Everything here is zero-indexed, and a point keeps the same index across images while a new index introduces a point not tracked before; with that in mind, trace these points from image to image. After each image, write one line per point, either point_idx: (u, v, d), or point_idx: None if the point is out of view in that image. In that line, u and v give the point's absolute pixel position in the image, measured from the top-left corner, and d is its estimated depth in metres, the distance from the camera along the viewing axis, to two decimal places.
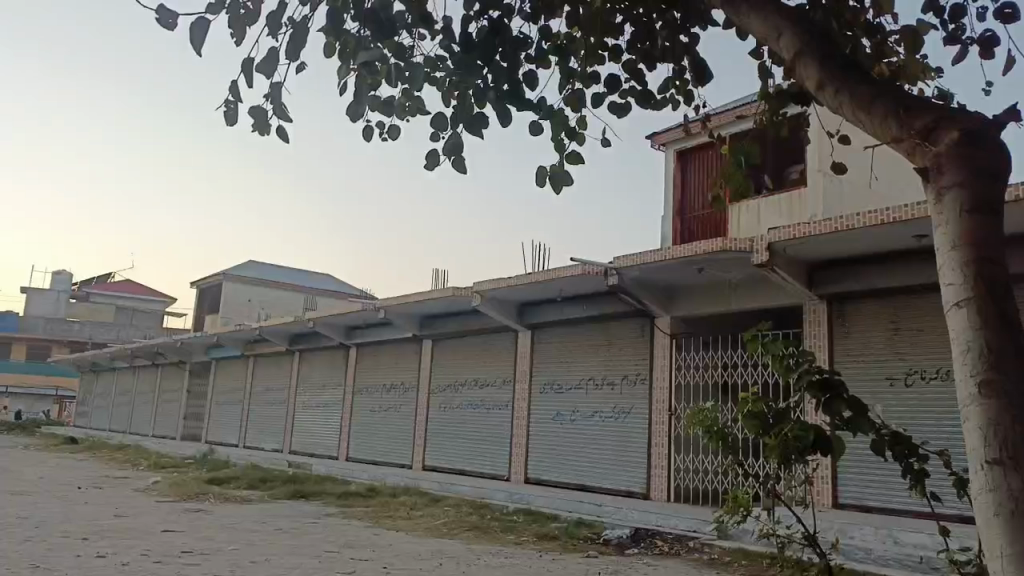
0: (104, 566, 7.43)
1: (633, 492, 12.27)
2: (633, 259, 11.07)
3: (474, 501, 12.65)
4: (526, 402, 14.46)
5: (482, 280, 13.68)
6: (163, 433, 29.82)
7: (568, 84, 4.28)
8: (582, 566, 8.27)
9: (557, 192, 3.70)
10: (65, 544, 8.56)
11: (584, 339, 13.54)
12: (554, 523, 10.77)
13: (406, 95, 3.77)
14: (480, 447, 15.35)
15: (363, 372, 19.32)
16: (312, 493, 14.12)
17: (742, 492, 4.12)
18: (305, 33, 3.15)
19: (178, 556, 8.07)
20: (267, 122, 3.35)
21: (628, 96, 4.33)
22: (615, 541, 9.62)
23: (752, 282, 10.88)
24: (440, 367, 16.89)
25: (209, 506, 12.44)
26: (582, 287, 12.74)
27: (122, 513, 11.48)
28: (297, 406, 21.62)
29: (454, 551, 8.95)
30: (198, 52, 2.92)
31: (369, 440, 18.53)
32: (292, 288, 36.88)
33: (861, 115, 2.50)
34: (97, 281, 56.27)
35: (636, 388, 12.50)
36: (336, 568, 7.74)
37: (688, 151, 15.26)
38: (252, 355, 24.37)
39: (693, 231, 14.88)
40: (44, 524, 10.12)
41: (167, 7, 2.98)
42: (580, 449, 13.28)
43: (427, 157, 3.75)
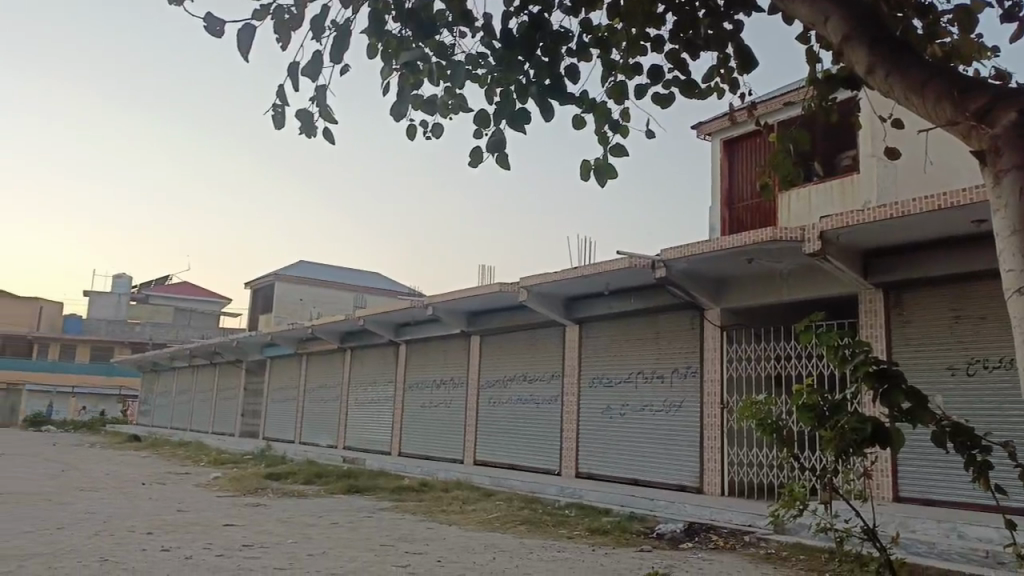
0: (168, 559, 7.67)
1: (686, 486, 12.15)
2: (681, 251, 10.96)
3: (525, 496, 12.71)
4: (575, 396, 14.45)
5: (528, 275, 13.73)
6: (221, 429, 30.64)
7: (609, 75, 4.26)
8: (636, 560, 8.24)
9: (601, 184, 3.70)
10: (131, 538, 8.88)
11: (633, 333, 13.46)
12: (607, 518, 10.75)
13: (449, 93, 3.80)
14: (530, 441, 15.40)
15: (412, 368, 19.56)
16: (366, 488, 14.36)
17: (797, 485, 4.06)
18: (348, 35, 3.20)
19: (239, 550, 8.30)
20: (313, 124, 3.42)
21: (671, 86, 4.29)
22: (668, 535, 9.57)
23: (804, 271, 10.66)
24: (489, 362, 16.98)
25: (266, 501, 12.76)
26: (628, 280, 12.68)
27: (185, 507, 11.87)
28: (350, 403, 21.99)
29: (507, 544, 9.01)
30: (245, 57, 3.01)
31: (420, 435, 18.75)
32: (341, 287, 37.51)
33: (914, 98, 2.44)
34: (156, 284, 58.05)
35: (686, 381, 12.38)
36: (391, 561, 7.87)
37: (734, 140, 15.02)
38: (305, 353, 24.87)
39: (742, 220, 14.66)
40: (111, 519, 10.50)
41: (215, 15, 3.07)
42: (630, 443, 13.22)
43: (471, 154, 3.78)
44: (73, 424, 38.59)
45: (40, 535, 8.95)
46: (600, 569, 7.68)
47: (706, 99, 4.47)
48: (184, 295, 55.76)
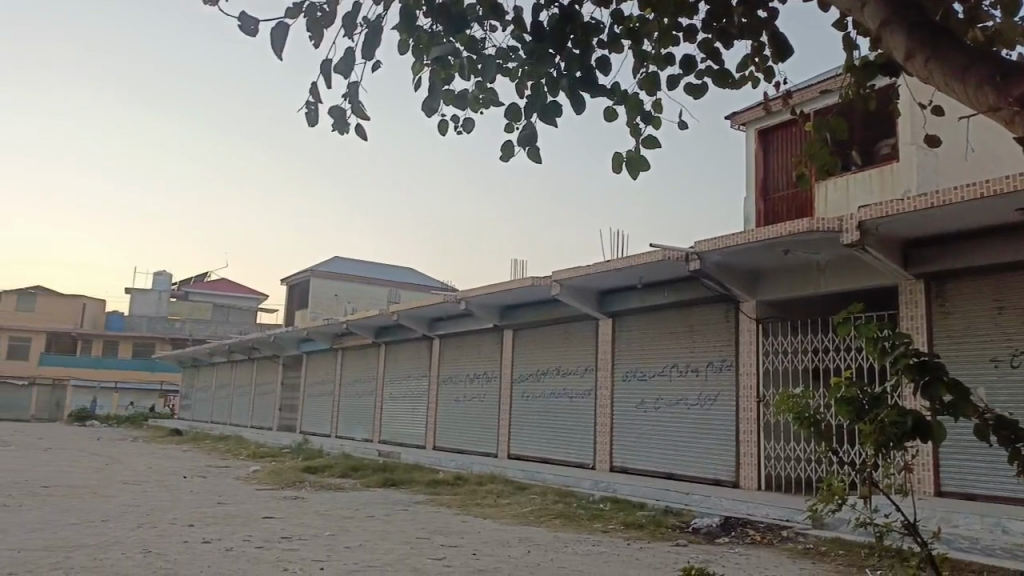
0: (209, 551, 7.83)
1: (722, 481, 12.05)
2: (715, 243, 10.84)
3: (559, 490, 12.73)
4: (609, 390, 14.41)
5: (560, 269, 13.72)
6: (260, 423, 31.15)
7: (642, 66, 4.24)
8: (671, 555, 8.20)
9: (633, 177, 3.68)
10: (173, 530, 9.08)
11: (667, 326, 13.38)
12: (642, 512, 10.71)
13: (480, 87, 3.81)
14: (564, 435, 15.39)
15: (446, 362, 19.66)
16: (401, 482, 14.50)
17: (837, 479, 4.00)
18: (379, 31, 3.23)
19: (278, 542, 8.45)
20: (345, 121, 3.46)
21: (704, 76, 4.25)
22: (704, 530, 9.51)
23: (841, 263, 10.48)
24: (522, 356, 17.01)
25: (304, 494, 12.95)
26: (661, 272, 12.60)
27: (225, 500, 12.11)
28: (385, 397, 22.19)
29: (541, 538, 9.03)
30: (278, 56, 3.05)
31: (454, 429, 18.86)
32: (375, 282, 37.83)
33: (955, 85, 2.39)
34: (195, 281, 59.15)
35: (721, 374, 12.27)
36: (427, 553, 7.94)
37: (769, 130, 14.82)
38: (340, 348, 25.15)
39: (778, 211, 14.45)
40: (154, 511, 10.74)
41: (249, 15, 3.12)
42: (665, 437, 13.15)
43: (502, 148, 3.79)
44: (117, 419, 39.51)
45: (86, 527, 9.20)
46: (635, 563, 7.67)
47: (740, 88, 4.42)
48: (222, 292, 56.74)
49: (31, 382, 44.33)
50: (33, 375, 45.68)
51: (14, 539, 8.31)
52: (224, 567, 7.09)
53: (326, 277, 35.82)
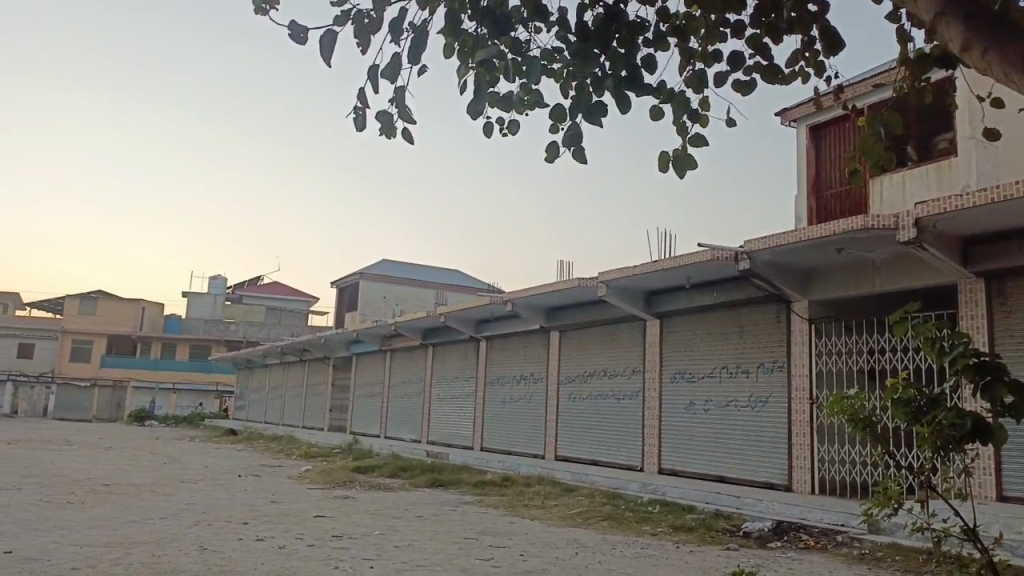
0: (264, 548, 8.03)
1: (774, 484, 11.84)
2: (765, 242, 10.68)
3: (607, 492, 12.70)
4: (657, 391, 14.31)
5: (606, 270, 13.70)
6: (311, 424, 31.73)
7: (688, 64, 4.21)
8: (722, 558, 8.11)
9: (681, 176, 3.64)
10: (228, 528, 9.31)
11: (716, 326, 13.21)
12: (691, 515, 10.61)
13: (525, 89, 3.83)
14: (612, 437, 15.33)
15: (494, 363, 19.76)
16: (449, 482, 14.63)
17: (892, 483, 3.91)
18: (425, 36, 3.27)
19: (329, 540, 8.61)
20: (392, 125, 3.52)
21: (753, 73, 4.20)
22: (755, 534, 9.39)
23: (897, 261, 10.21)
24: (569, 358, 16.99)
25: (355, 494, 13.17)
26: (710, 272, 12.47)
27: (278, 498, 12.38)
28: (433, 398, 22.39)
29: (590, 540, 9.03)
30: (327, 62, 3.12)
31: (502, 430, 18.93)
32: (422, 284, 38.22)
33: (1015, 76, 2.33)
34: (249, 285, 60.60)
35: (772, 376, 12.07)
36: (475, 554, 8.00)
37: (821, 126, 14.53)
38: (389, 350, 25.47)
39: (831, 209, 14.17)
40: (211, 509, 11.06)
41: (298, 23, 3.20)
42: (714, 439, 13.00)
43: (547, 149, 3.80)
44: (175, 419, 40.69)
45: (146, 524, 9.51)
46: (683, 566, 7.60)
47: (791, 84, 4.36)
48: (275, 295, 57.97)
49: (94, 382, 45.86)
50: (97, 374, 47.54)
51: (79, 535, 8.64)
52: (277, 564, 7.26)
53: (375, 280, 36.34)
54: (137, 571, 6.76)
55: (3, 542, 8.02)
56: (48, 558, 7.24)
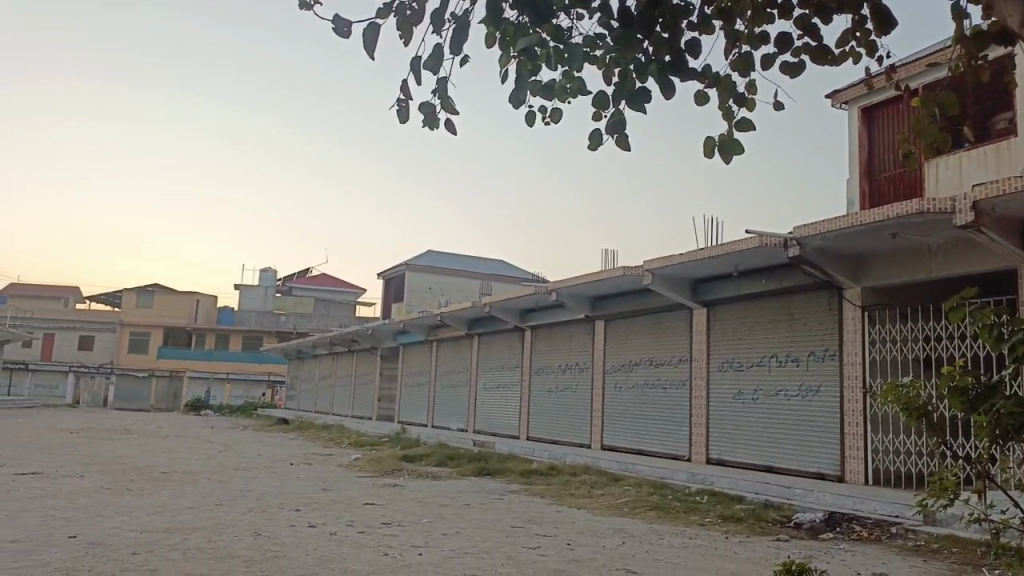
0: (315, 534, 8.24)
1: (826, 475, 11.64)
2: (815, 227, 10.48)
3: (654, 481, 12.66)
4: (704, 380, 14.18)
5: (651, 258, 13.63)
6: (360, 413, 32.24)
7: (734, 47, 4.12)
8: (772, 549, 8.03)
9: (727, 161, 3.59)
10: (280, 514, 9.57)
11: (765, 314, 13.03)
12: (740, 505, 10.52)
13: (568, 77, 3.83)
14: (658, 427, 15.25)
15: (538, 353, 19.82)
16: (496, 471, 14.76)
17: (948, 473, 3.81)
18: (466, 27, 3.27)
19: (379, 527, 8.79)
20: (435, 116, 3.54)
21: (801, 54, 4.10)
22: (807, 525, 9.28)
23: (954, 246, 9.92)
24: (614, 347, 16.94)
25: (404, 481, 13.41)
26: (757, 259, 12.30)
27: (329, 486, 12.65)
28: (479, 388, 22.53)
29: (637, 529, 9.03)
30: (369, 55, 3.15)
31: (548, 420, 18.99)
32: (467, 274, 38.45)
33: None
34: (298, 277, 61.72)
35: (824, 365, 11.86)
36: (522, 542, 8.07)
37: (874, 107, 14.15)
38: (435, 340, 25.72)
39: (884, 192, 13.85)
40: (265, 496, 11.37)
41: (342, 17, 3.23)
42: (763, 428, 12.85)
43: (590, 137, 3.79)
44: (229, 408, 41.84)
45: (203, 510, 9.84)
46: (733, 557, 7.54)
47: (842, 65, 4.26)
48: (323, 286, 58.95)
49: (151, 373, 47.00)
50: (155, 365, 49.55)
51: (139, 521, 8.97)
52: (329, 550, 7.44)
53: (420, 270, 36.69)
54: (195, 556, 7.01)
55: (69, 527, 8.37)
56: (110, 542, 7.54)
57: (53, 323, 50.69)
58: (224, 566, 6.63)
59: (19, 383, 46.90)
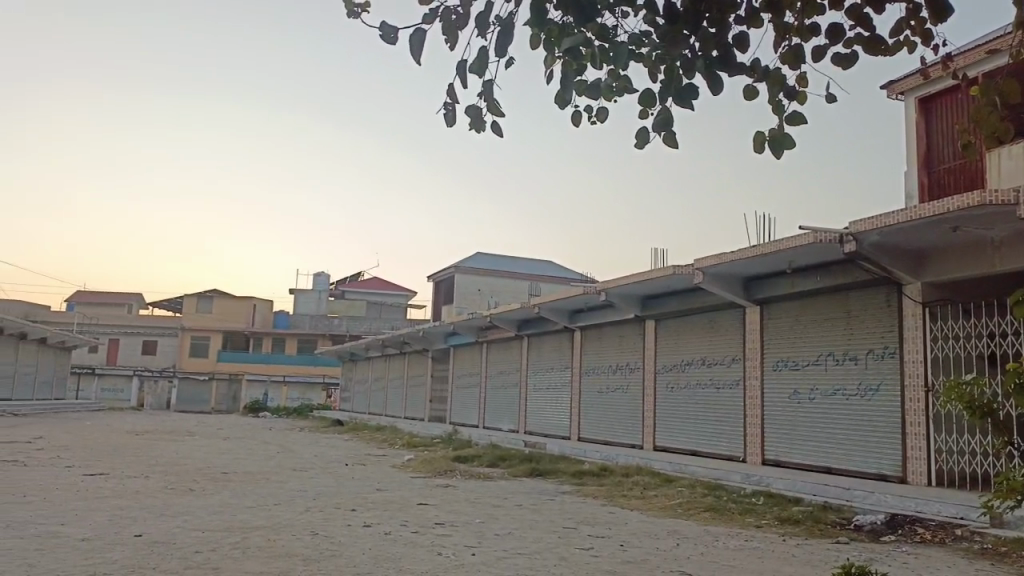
0: (371, 534, 8.41)
1: (887, 476, 11.36)
2: (872, 222, 10.25)
3: (708, 482, 12.56)
4: (759, 380, 13.99)
5: (702, 257, 13.53)
6: (412, 414, 32.65)
7: (785, 40, 3.98)
8: (831, 552, 7.89)
9: (778, 156, 3.55)
10: (336, 514, 9.78)
11: (821, 312, 12.79)
12: (797, 508, 10.36)
13: (613, 75, 3.84)
14: (711, 427, 15.09)
15: (588, 354, 19.79)
16: (547, 472, 14.82)
17: (1015, 474, 3.69)
18: (511, 29, 3.31)
19: (433, 527, 8.92)
20: (481, 119, 3.59)
21: (853, 45, 3.91)
22: (868, 527, 9.09)
23: (1019, 239, 9.59)
24: (665, 347, 16.84)
25: (456, 482, 13.58)
26: (812, 256, 12.08)
27: (384, 487, 12.87)
28: (530, 389, 22.61)
29: (692, 531, 8.97)
30: (416, 59, 3.23)
31: (598, 421, 18.96)
32: (515, 275, 38.60)
33: None
34: (350, 281, 62.76)
35: (883, 363, 11.59)
36: (575, 543, 8.10)
37: (932, 97, 13.75)
38: (485, 341, 25.91)
39: (944, 184, 13.47)
40: (322, 496, 11.68)
41: (389, 23, 3.31)
42: (819, 429, 12.63)
43: (637, 135, 3.78)
44: (286, 410, 42.83)
45: (263, 510, 10.12)
46: (791, 559, 7.45)
47: (897, 54, 4.02)
48: (374, 290, 59.86)
49: (211, 377, 48.37)
50: (214, 369, 51.02)
51: (202, 520, 9.29)
52: (385, 549, 7.59)
53: (469, 273, 37.01)
54: (256, 554, 7.23)
55: (137, 526, 8.71)
56: (174, 541, 7.81)
57: (118, 329, 52.68)
58: (284, 564, 6.81)
59: (86, 387, 49.13)
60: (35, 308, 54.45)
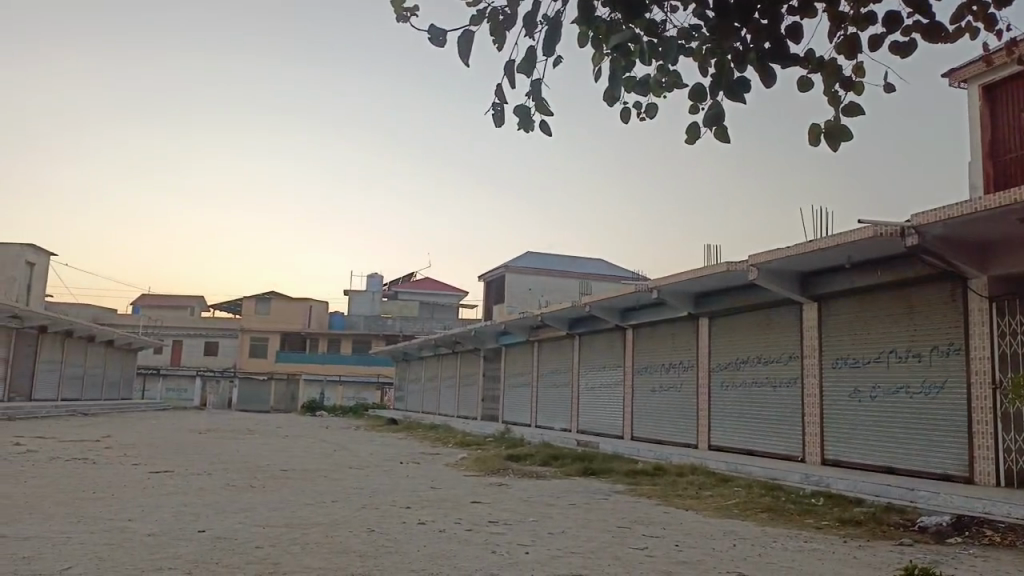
0: (427, 531, 8.56)
1: (953, 476, 11.02)
2: (936, 215, 9.96)
3: (765, 482, 12.37)
4: (817, 378, 13.72)
5: (757, 253, 13.33)
6: (465, 413, 32.91)
7: (840, 29, 3.89)
8: (895, 554, 7.72)
9: (835, 148, 3.51)
10: (392, 512, 9.97)
11: (881, 308, 12.48)
12: (859, 508, 10.16)
13: (661, 70, 3.85)
14: (768, 426, 14.85)
15: (641, 352, 19.70)
16: (600, 471, 14.81)
17: None
18: (559, 27, 3.35)
19: (487, 525, 9.03)
20: (530, 118, 3.63)
21: (912, 33, 3.80)
22: (933, 528, 8.86)
23: None
24: (719, 345, 16.64)
25: (510, 481, 13.68)
26: (872, 250, 11.79)
27: (438, 485, 13.04)
28: (582, 389, 22.58)
29: (748, 532, 8.89)
30: (465, 60, 3.30)
31: (652, 420, 18.84)
32: (567, 274, 38.54)
33: None
34: (404, 281, 63.60)
35: (948, 360, 11.26)
36: (629, 542, 8.10)
37: (996, 85, 13.28)
38: (536, 341, 25.99)
39: (1010, 173, 13.01)
40: (377, 493, 11.91)
41: (437, 26, 3.39)
42: (881, 427, 12.32)
43: (688, 132, 3.78)
44: (342, 410, 43.67)
45: (321, 507, 10.38)
46: (852, 561, 7.32)
47: (957, 42, 3.91)
48: (428, 290, 60.51)
49: (270, 377, 49.60)
50: (273, 369, 52.31)
51: (262, 516, 9.58)
52: (439, 547, 7.71)
53: (520, 272, 37.18)
54: (314, 550, 7.43)
55: (200, 522, 9.04)
56: (237, 536, 8.09)
57: (181, 330, 54.48)
58: (341, 560, 6.98)
59: (151, 387, 50.95)
60: (103, 311, 56.71)
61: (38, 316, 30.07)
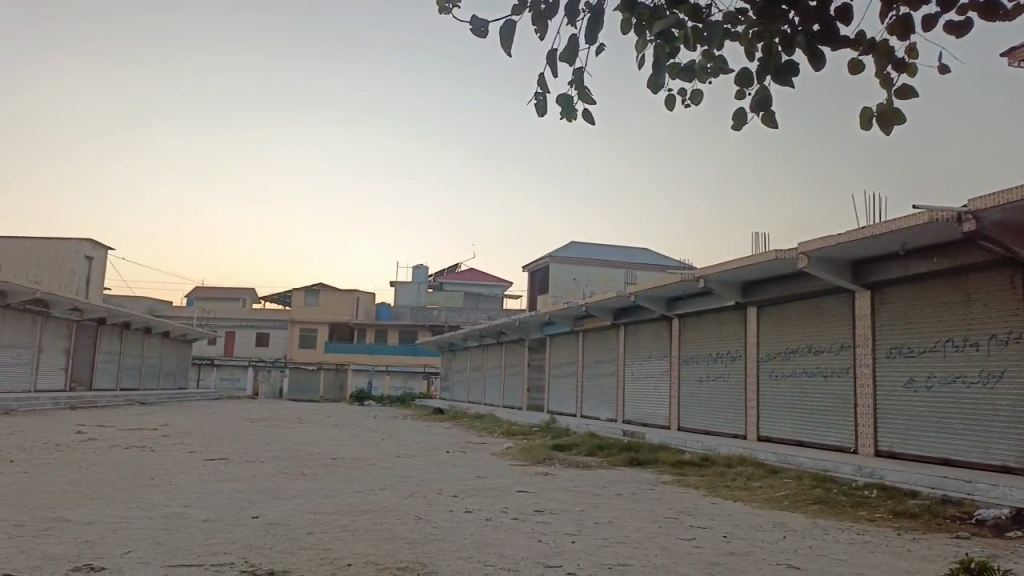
0: (473, 519, 8.69)
1: (1012, 468, 10.72)
2: (994, 200, 9.66)
3: (816, 474, 12.20)
4: (870, 368, 13.45)
5: (806, 240, 13.11)
6: (511, 403, 33.08)
7: (891, 10, 3.81)
8: (950, 548, 7.56)
9: (887, 131, 3.46)
10: (440, 500, 10.14)
11: (936, 296, 12.19)
12: (913, 501, 9.97)
13: (706, 56, 3.84)
14: (819, 417, 14.62)
15: (687, 341, 19.55)
16: (647, 461, 14.78)
17: None
18: (601, 16, 3.37)
19: (534, 514, 9.12)
20: (573, 107, 3.66)
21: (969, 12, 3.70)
22: (991, 521, 8.69)
23: None
24: (768, 334, 16.42)
25: (556, 470, 13.75)
26: (926, 235, 11.49)
27: (485, 474, 13.18)
28: (628, 378, 22.51)
29: (798, 524, 8.80)
30: (507, 50, 3.34)
31: (699, 410, 18.70)
32: (612, 264, 38.34)
33: None
34: (449, 272, 64.04)
35: (1008, 349, 10.95)
36: (676, 533, 8.11)
37: None
38: (581, 331, 25.97)
39: None
40: (425, 481, 12.10)
41: (479, 17, 3.44)
42: (937, 418, 12.04)
43: (734, 117, 3.76)
44: (390, 400, 44.26)
45: (371, 495, 10.61)
46: (907, 555, 7.20)
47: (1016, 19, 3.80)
48: (473, 281, 60.82)
49: (319, 367, 50.54)
50: (321, 359, 53.28)
51: (314, 503, 9.84)
52: (485, 535, 7.82)
53: (565, 262, 37.16)
54: (363, 536, 7.63)
55: (254, 508, 9.32)
56: (290, 522, 8.33)
57: (233, 322, 55.90)
58: (390, 547, 7.15)
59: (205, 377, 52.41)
60: (158, 304, 58.53)
61: (98, 308, 31.25)
